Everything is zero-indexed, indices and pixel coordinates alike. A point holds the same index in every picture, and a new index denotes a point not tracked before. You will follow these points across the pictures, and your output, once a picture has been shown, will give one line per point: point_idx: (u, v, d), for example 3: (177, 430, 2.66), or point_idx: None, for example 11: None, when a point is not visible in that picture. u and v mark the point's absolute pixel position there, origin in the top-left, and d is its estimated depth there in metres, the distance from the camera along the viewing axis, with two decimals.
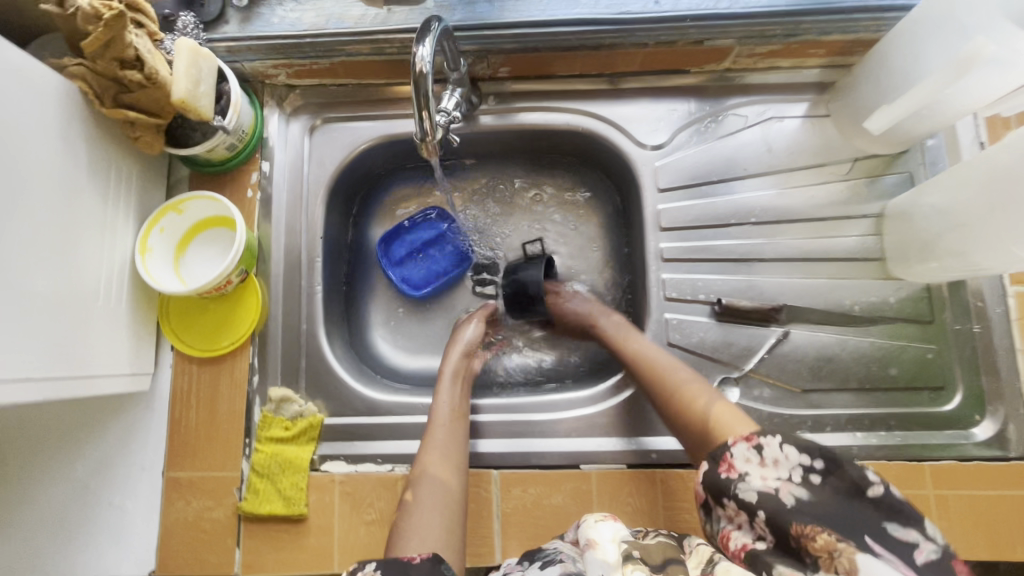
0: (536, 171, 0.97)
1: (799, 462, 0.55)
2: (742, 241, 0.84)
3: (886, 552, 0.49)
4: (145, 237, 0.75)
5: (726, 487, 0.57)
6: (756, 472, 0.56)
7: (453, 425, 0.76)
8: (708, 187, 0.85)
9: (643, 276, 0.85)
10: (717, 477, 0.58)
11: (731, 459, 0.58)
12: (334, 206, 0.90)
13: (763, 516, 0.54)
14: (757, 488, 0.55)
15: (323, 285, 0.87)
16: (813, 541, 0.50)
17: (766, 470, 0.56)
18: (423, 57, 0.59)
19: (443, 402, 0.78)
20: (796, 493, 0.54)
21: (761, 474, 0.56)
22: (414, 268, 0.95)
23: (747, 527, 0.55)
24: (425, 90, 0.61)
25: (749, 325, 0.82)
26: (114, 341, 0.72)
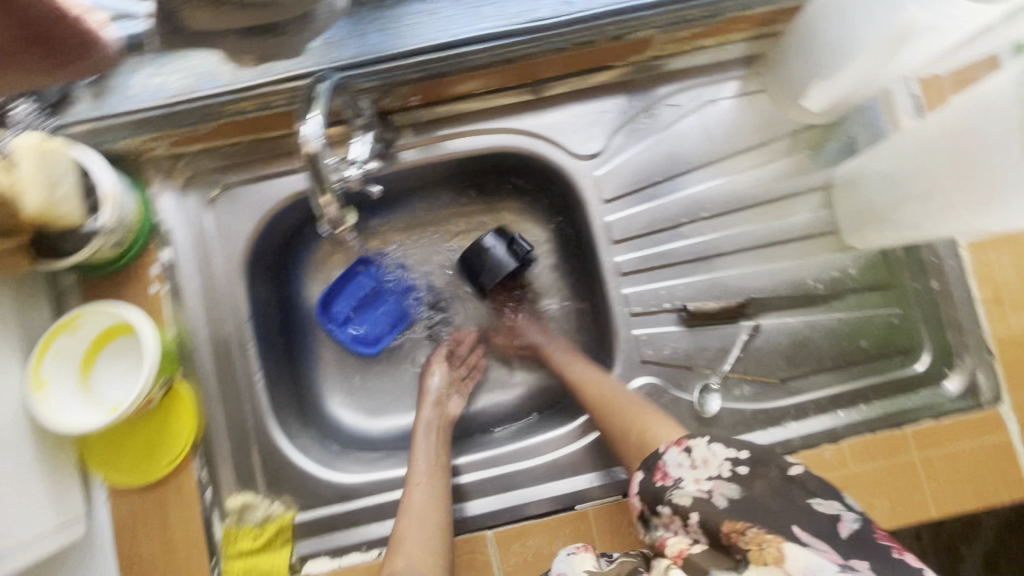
0: (470, 197, 0.91)
1: (725, 458, 0.56)
2: (697, 239, 0.80)
3: (817, 537, 0.51)
4: (36, 370, 0.64)
5: (662, 495, 0.58)
6: (688, 476, 0.57)
7: (432, 478, 0.72)
8: (654, 189, 0.81)
9: (603, 292, 0.81)
10: (657, 489, 0.58)
11: (665, 467, 0.59)
12: (258, 279, 0.81)
13: (697, 518, 0.55)
14: (690, 491, 0.56)
15: (262, 371, 0.78)
16: (744, 536, 0.52)
17: (697, 472, 0.57)
18: (312, 137, 0.53)
19: (420, 458, 0.74)
20: (726, 492, 0.55)
21: (693, 478, 0.57)
22: (363, 324, 0.88)
23: (682, 530, 0.56)
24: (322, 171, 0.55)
25: (719, 325, 0.79)
26: (26, 499, 0.61)
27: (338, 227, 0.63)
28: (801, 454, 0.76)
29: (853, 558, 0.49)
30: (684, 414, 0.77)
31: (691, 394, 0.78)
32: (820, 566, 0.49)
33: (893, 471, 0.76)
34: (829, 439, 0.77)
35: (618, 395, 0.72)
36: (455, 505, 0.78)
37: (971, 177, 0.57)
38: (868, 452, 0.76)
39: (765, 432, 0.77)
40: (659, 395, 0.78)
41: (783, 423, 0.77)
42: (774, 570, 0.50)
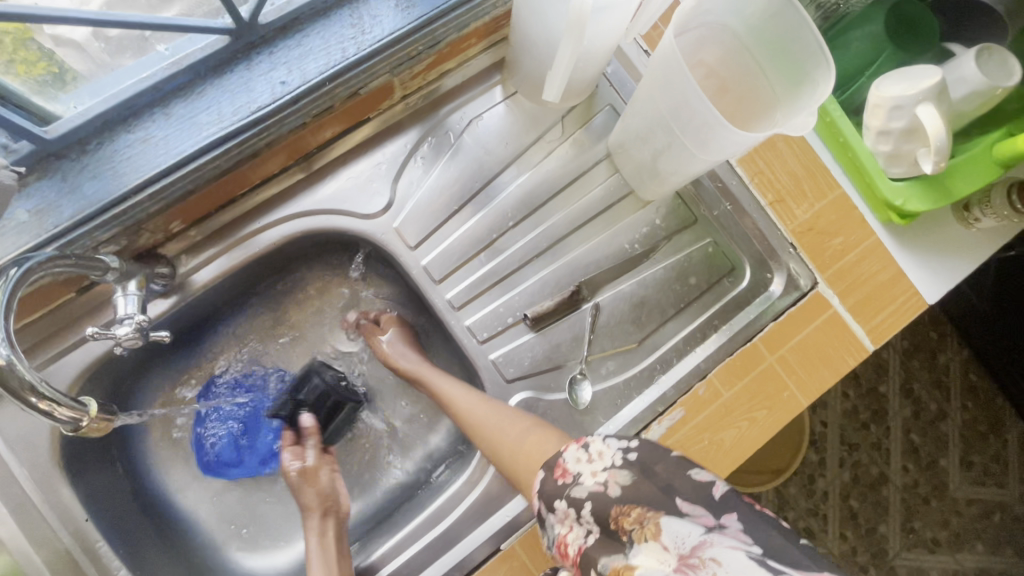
0: (289, 289, 0.87)
1: (617, 449, 0.57)
2: (514, 247, 0.82)
3: (692, 509, 0.51)
4: None
5: (561, 493, 0.57)
6: (586, 469, 0.56)
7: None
8: (456, 218, 0.82)
9: (449, 331, 0.81)
10: (553, 487, 0.58)
11: (563, 463, 0.58)
12: (85, 470, 0.73)
13: (589, 510, 0.54)
14: (587, 485, 0.55)
15: (127, 564, 0.71)
16: (628, 516, 0.52)
17: (592, 465, 0.56)
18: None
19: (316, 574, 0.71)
20: (620, 480, 0.55)
21: (590, 470, 0.56)
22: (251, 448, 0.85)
23: (576, 524, 0.55)
24: (27, 374, 0.49)
25: (564, 318, 0.81)
26: None
27: (83, 426, 0.56)
28: (679, 402, 0.79)
29: (724, 518, 0.50)
30: (563, 412, 0.79)
31: (564, 391, 0.80)
32: (688, 532, 0.49)
33: (758, 380, 0.80)
34: (698, 376, 0.81)
35: (499, 418, 0.71)
36: None
37: (688, 125, 0.63)
38: (731, 375, 0.80)
39: (642, 397, 0.80)
40: (536, 405, 0.79)
41: (654, 380, 0.81)
42: (654, 546, 0.49)
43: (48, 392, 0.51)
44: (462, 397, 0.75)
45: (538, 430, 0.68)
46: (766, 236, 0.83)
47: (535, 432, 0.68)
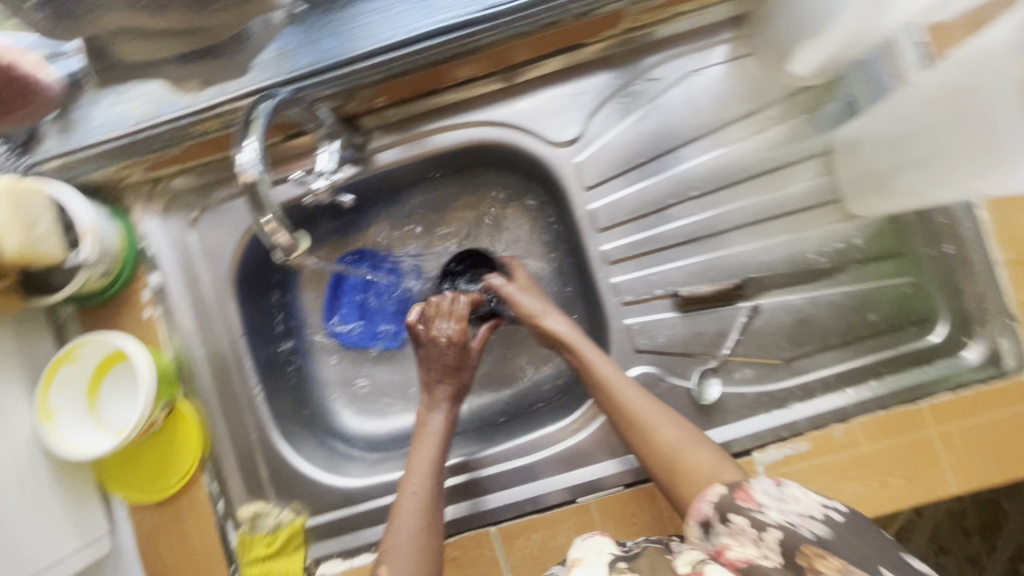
0: (452, 192, 0.86)
1: (819, 506, 0.53)
2: (688, 219, 0.76)
3: None
4: (44, 403, 0.68)
5: (735, 508, 0.54)
6: (772, 503, 0.53)
7: (429, 503, 0.66)
8: (638, 168, 0.77)
9: (591, 283, 0.78)
10: (730, 501, 0.55)
11: (750, 488, 0.55)
12: (250, 295, 0.82)
13: (777, 535, 0.50)
14: (774, 515, 0.52)
15: (261, 385, 0.80)
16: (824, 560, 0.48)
17: (783, 504, 0.53)
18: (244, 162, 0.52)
19: (414, 477, 0.68)
20: (817, 529, 0.50)
21: (779, 507, 0.53)
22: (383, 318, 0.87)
23: (753, 539, 0.52)
24: (265, 197, 0.53)
25: (715, 308, 0.75)
26: (51, 522, 0.66)
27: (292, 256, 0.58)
28: (808, 435, 0.73)
29: None
30: (684, 402, 0.74)
31: (690, 381, 0.75)
32: None
33: (909, 447, 0.71)
34: (839, 418, 0.74)
35: (660, 418, 0.66)
36: (465, 501, 0.79)
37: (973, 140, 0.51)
38: (879, 430, 0.72)
39: (769, 415, 0.74)
40: (656, 384, 0.75)
41: (788, 404, 0.75)
42: None
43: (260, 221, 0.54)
44: (618, 379, 0.68)
45: (703, 444, 0.64)
46: (983, 296, 0.71)
47: (692, 442, 0.64)
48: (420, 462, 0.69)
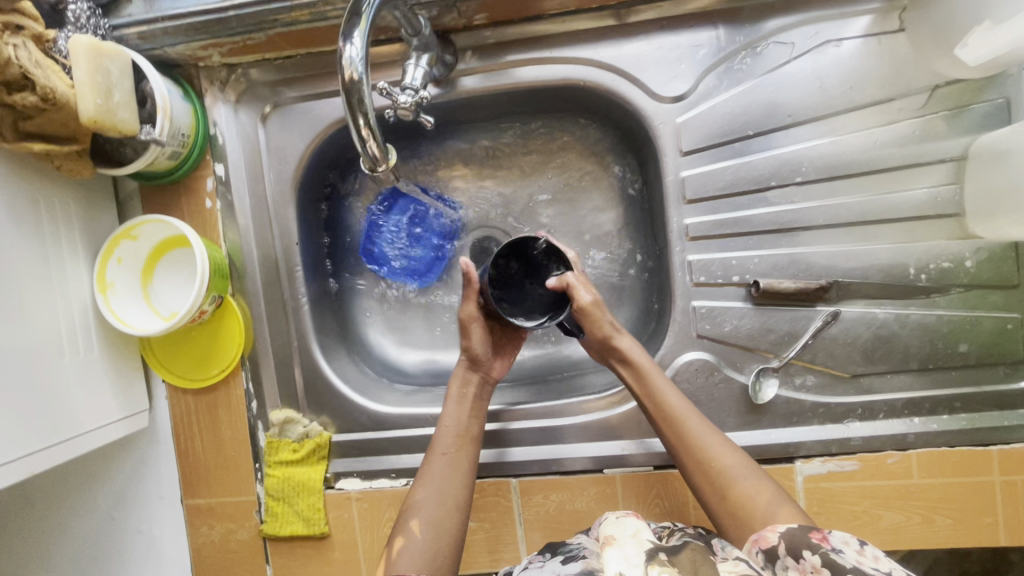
0: (533, 133, 0.81)
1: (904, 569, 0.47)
2: (783, 207, 0.70)
3: None
4: (101, 274, 0.69)
5: (806, 544, 0.50)
6: (850, 552, 0.49)
7: (457, 451, 0.67)
8: (743, 141, 0.70)
9: (666, 256, 0.73)
10: (803, 539, 0.51)
11: (828, 533, 0.51)
12: (309, 203, 0.79)
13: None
14: (848, 560, 0.47)
15: (308, 295, 0.78)
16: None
17: (862, 557, 0.48)
18: (350, 58, 0.50)
19: (447, 424, 0.69)
20: None
21: (856, 558, 0.48)
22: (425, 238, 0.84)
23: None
24: (361, 98, 0.51)
25: (792, 306, 0.70)
26: (96, 390, 0.68)
27: (379, 167, 0.58)
28: (859, 456, 0.69)
29: None
30: (734, 396, 0.71)
31: (747, 377, 0.71)
32: None
33: (967, 490, 0.68)
34: (896, 445, 0.70)
35: (727, 451, 0.63)
36: (491, 449, 0.77)
37: None
38: (938, 466, 0.68)
39: (822, 427, 0.70)
40: (710, 373, 0.71)
41: (845, 420, 0.70)
42: None
43: (354, 131, 0.53)
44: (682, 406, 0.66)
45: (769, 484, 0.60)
46: None
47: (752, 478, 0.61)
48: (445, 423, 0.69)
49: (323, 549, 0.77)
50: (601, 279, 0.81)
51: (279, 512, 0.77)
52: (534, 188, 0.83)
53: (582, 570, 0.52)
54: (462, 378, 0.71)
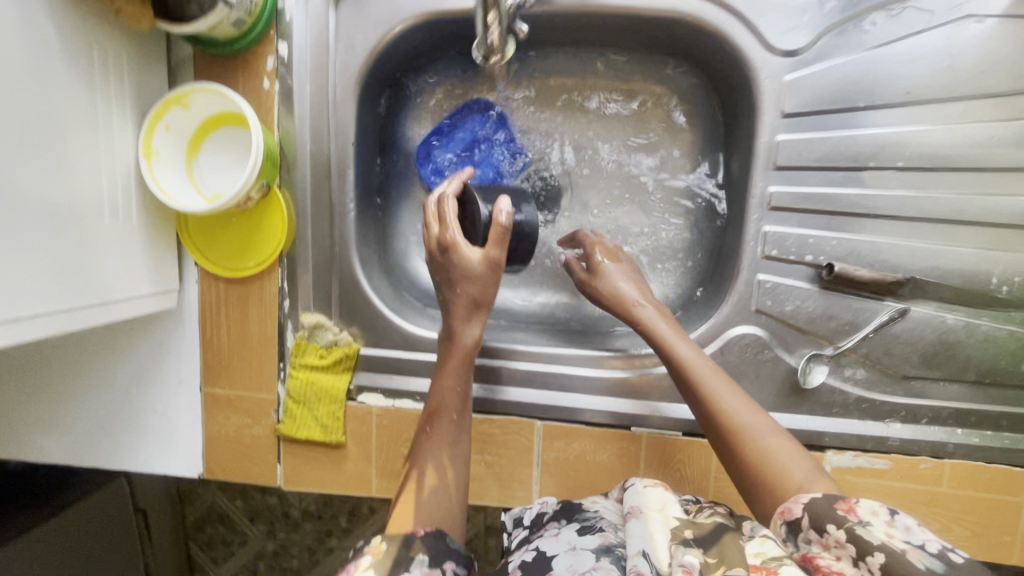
0: (618, 68, 0.76)
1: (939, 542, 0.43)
2: (877, 191, 0.65)
3: None
4: (147, 140, 0.64)
5: (831, 516, 0.47)
6: (879, 525, 0.45)
7: (463, 418, 0.64)
8: (852, 112, 0.64)
9: (739, 223, 0.69)
10: (827, 509, 0.48)
11: (853, 502, 0.47)
12: (370, 103, 0.74)
13: (879, 562, 0.42)
14: (878, 536, 0.44)
15: (356, 202, 0.74)
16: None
17: (892, 528, 0.44)
18: None
19: (450, 387, 0.65)
20: (927, 562, 0.41)
21: (885, 530, 0.44)
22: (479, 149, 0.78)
23: (847, 558, 0.45)
24: None
25: (859, 298, 0.67)
26: (130, 260, 0.65)
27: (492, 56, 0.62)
28: (892, 455, 0.68)
29: None
30: (779, 377, 0.69)
31: (795, 360, 0.69)
32: None
33: (992, 506, 0.67)
34: (932, 452, 0.68)
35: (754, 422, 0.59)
36: (519, 389, 0.76)
37: None
38: (969, 478, 0.67)
39: (860, 423, 0.69)
40: (760, 350, 0.69)
41: (886, 420, 0.69)
42: None
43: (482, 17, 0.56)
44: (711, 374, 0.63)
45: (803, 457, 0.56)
46: None
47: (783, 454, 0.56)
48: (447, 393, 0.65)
49: (336, 458, 0.77)
50: (660, 237, 0.78)
51: (298, 416, 0.76)
52: (607, 128, 0.78)
53: (598, 548, 0.53)
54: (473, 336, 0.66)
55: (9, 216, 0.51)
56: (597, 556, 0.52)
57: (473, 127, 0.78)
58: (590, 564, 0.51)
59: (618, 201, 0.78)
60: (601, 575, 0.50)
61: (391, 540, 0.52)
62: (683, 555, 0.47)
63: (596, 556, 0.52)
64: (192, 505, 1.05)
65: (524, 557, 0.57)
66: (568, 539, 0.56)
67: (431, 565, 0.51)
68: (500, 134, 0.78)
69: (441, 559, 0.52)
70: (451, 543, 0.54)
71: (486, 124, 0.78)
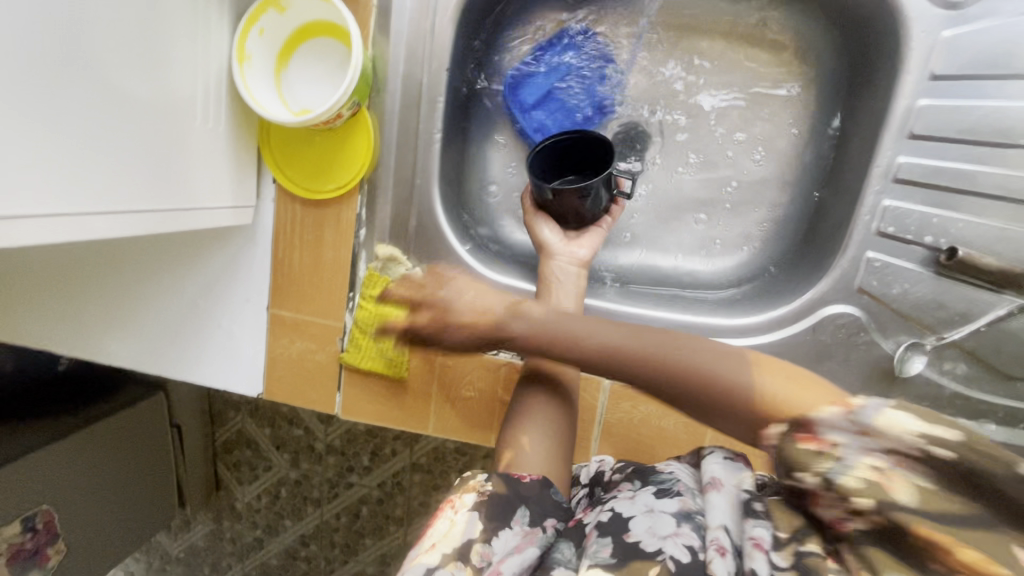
0: (738, 13, 0.69)
1: (912, 434, 0.36)
2: (1020, 172, 0.59)
3: None
4: (241, 43, 0.61)
5: (799, 456, 0.40)
6: (850, 449, 0.38)
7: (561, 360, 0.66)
8: (1010, 81, 0.57)
9: (853, 194, 0.64)
10: (792, 449, 0.41)
11: (814, 428, 0.40)
12: (467, 26, 0.69)
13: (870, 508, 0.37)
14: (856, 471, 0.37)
15: (442, 133, 0.71)
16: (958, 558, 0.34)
17: (863, 444, 0.37)
18: None
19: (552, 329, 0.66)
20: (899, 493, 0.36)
21: (858, 458, 0.38)
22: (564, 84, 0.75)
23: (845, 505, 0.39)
24: None
25: (974, 288, 0.62)
26: (216, 168, 0.63)
27: None
28: None
29: None
30: (871, 362, 0.65)
31: (892, 346, 0.65)
32: None
33: None
34: None
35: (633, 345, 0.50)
36: None
37: None
38: None
39: (951, 420, 0.65)
40: (856, 332, 0.65)
41: (980, 420, 0.65)
42: None
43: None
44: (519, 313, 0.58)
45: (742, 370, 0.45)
46: None
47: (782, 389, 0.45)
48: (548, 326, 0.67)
49: (397, 393, 0.76)
50: (756, 203, 0.73)
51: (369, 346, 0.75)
52: (717, 79, 0.72)
53: (679, 512, 0.45)
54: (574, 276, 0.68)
55: (105, 101, 0.49)
56: (677, 521, 0.44)
57: (562, 61, 0.74)
58: (672, 530, 0.43)
59: (716, 160, 0.73)
60: (685, 543, 0.42)
61: (497, 481, 0.51)
62: (751, 527, 0.42)
63: (676, 520, 0.44)
64: (222, 427, 1.11)
65: (598, 518, 0.47)
66: (644, 503, 0.47)
67: (531, 524, 0.49)
68: (587, 66, 0.74)
69: (542, 517, 0.50)
70: (555, 494, 0.52)
71: (575, 57, 0.74)
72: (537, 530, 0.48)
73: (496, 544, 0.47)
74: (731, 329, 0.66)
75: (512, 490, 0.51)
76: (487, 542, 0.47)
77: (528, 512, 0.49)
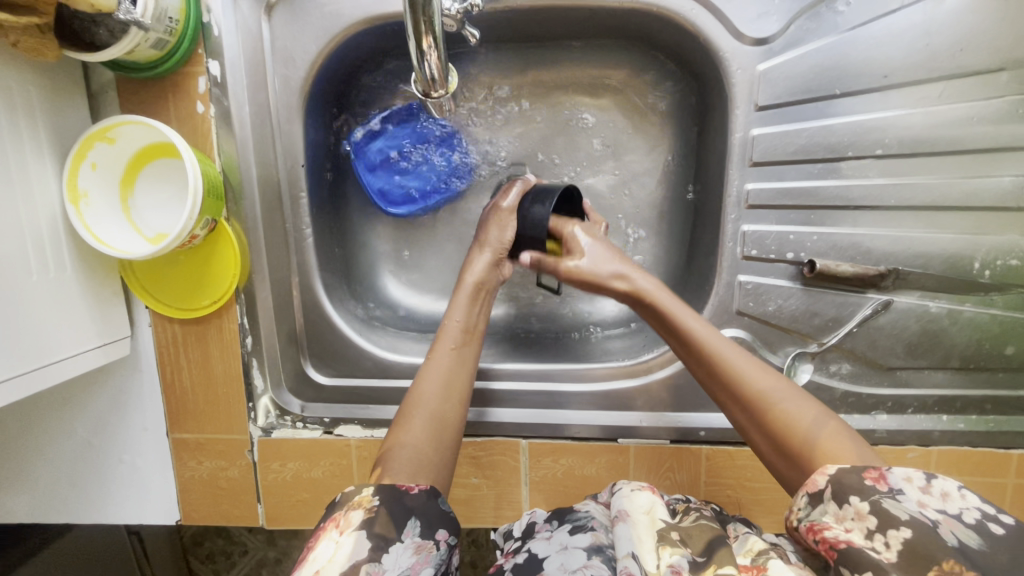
0: (579, 63, 0.71)
1: (978, 508, 0.40)
2: (854, 182, 0.62)
3: None
4: (72, 181, 0.59)
5: (861, 489, 0.42)
6: (913, 492, 0.41)
7: (465, 345, 0.60)
8: (827, 101, 0.61)
9: (715, 222, 0.66)
10: (853, 481, 0.43)
11: (885, 471, 0.43)
12: (317, 119, 0.68)
13: (902, 536, 0.39)
14: (908, 509, 0.41)
15: (313, 228, 0.69)
16: None
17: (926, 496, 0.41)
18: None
19: (454, 318, 0.61)
20: (959, 535, 0.39)
21: (919, 498, 0.41)
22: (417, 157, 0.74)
23: (862, 529, 0.41)
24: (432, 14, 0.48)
25: (842, 293, 0.65)
26: (70, 313, 0.60)
27: (432, 91, 0.57)
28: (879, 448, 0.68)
29: None
30: None
31: (781, 361, 0.67)
32: None
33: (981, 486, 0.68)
34: (920, 441, 0.68)
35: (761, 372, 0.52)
36: (501, 411, 0.72)
37: None
38: (955, 463, 0.68)
39: (848, 417, 0.68)
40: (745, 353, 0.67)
41: (873, 412, 0.68)
42: None
43: (415, 49, 0.51)
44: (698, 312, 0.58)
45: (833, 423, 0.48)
46: None
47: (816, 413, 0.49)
48: (451, 323, 0.61)
49: (320, 494, 0.74)
50: (635, 238, 0.75)
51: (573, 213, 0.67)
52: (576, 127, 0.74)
53: (590, 546, 0.49)
54: (488, 274, 0.64)
55: None
56: (588, 555, 0.48)
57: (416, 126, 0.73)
58: (582, 565, 0.47)
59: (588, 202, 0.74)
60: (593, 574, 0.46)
61: (384, 492, 0.47)
62: (668, 555, 0.47)
63: (587, 554, 0.48)
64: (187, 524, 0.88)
65: (515, 561, 0.51)
66: (560, 542, 0.51)
67: (424, 535, 0.47)
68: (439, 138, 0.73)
69: (433, 527, 0.47)
70: (444, 502, 0.49)
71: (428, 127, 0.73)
72: (430, 545, 0.47)
73: (387, 560, 0.44)
74: (625, 369, 0.70)
75: (395, 503, 0.47)
76: (376, 560, 0.44)
77: (418, 523, 0.47)
